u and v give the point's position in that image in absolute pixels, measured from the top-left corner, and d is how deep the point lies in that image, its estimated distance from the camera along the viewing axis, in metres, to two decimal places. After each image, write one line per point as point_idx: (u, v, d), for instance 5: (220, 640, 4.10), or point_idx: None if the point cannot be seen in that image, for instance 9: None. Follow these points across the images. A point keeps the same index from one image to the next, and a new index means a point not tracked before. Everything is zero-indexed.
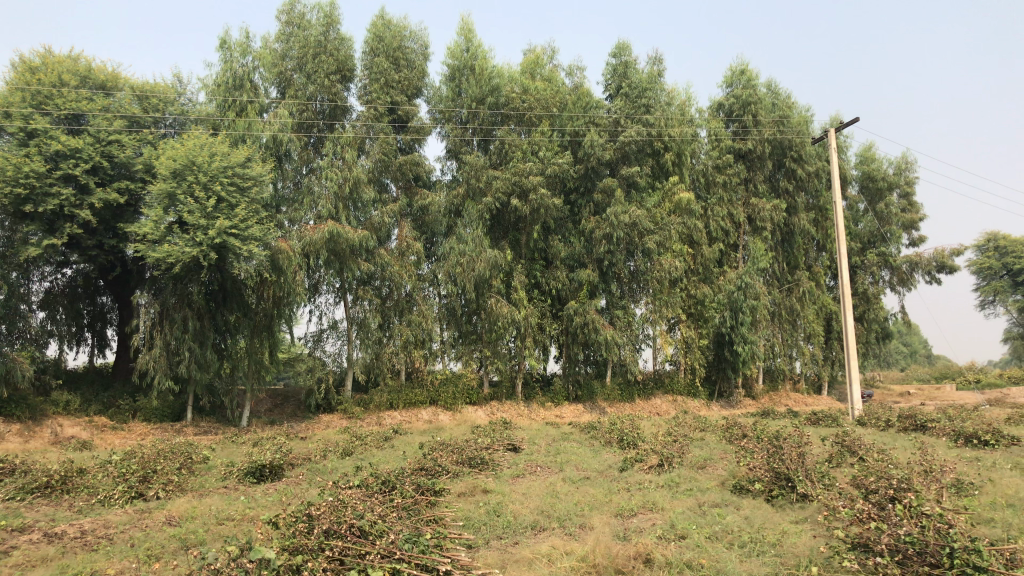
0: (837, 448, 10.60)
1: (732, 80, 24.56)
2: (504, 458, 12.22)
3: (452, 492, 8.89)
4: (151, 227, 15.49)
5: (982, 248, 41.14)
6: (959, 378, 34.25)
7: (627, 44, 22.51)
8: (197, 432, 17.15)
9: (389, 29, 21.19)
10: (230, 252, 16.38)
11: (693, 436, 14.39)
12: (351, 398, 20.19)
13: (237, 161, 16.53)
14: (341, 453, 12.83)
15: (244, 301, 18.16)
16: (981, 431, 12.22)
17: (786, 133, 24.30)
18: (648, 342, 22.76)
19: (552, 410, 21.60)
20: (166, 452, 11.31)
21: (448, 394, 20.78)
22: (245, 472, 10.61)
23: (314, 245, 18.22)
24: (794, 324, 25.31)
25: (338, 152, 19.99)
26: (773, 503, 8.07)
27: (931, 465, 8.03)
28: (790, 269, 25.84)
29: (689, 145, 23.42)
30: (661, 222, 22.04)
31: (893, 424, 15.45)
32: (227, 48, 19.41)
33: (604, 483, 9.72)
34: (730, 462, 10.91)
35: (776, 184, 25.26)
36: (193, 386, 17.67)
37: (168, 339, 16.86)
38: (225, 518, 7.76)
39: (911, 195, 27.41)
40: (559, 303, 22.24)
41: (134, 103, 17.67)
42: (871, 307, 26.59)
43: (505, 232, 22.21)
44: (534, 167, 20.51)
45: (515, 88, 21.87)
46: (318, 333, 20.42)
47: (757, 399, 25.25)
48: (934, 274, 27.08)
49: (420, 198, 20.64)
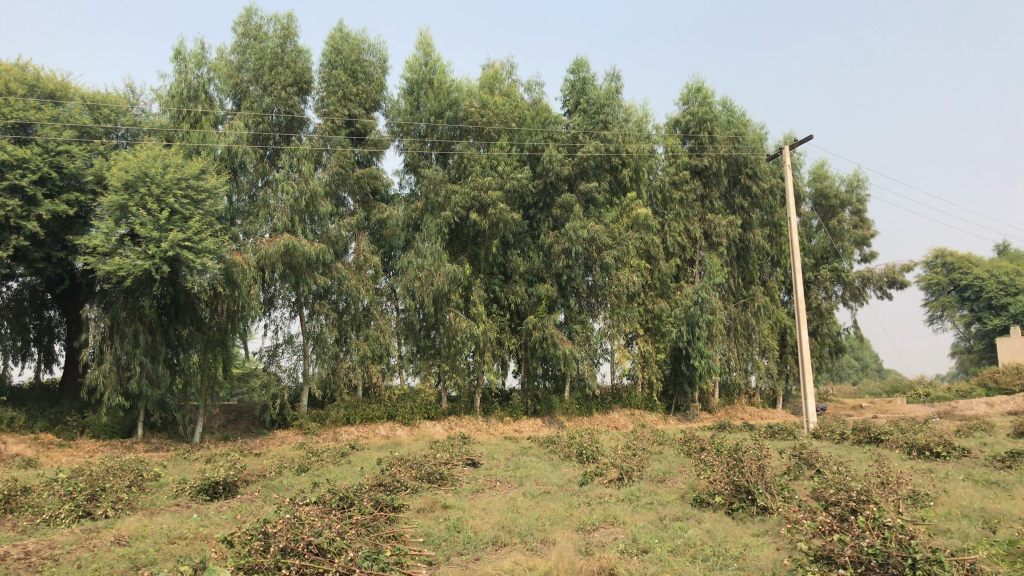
0: (795, 461, 10.69)
1: (688, 98, 24.81)
2: (463, 473, 12.14)
3: (411, 507, 8.76)
4: (101, 239, 15.15)
5: (930, 264, 42.10)
6: (909, 391, 34.93)
7: (585, 60, 22.66)
8: (148, 449, 16.73)
9: (347, 42, 21.08)
10: (184, 265, 16.05)
11: (652, 450, 14.44)
12: (306, 414, 19.92)
13: (191, 173, 16.23)
14: (297, 469, 12.63)
15: (197, 314, 17.82)
16: (933, 443, 12.43)
17: (741, 150, 24.68)
18: (606, 356, 22.79)
19: (510, 425, 21.51)
20: (116, 469, 11.01)
21: (406, 409, 20.54)
22: (198, 489, 10.36)
23: (270, 258, 17.97)
24: (749, 338, 25.58)
25: (295, 165, 19.83)
26: (733, 516, 8.09)
27: (889, 476, 8.11)
28: (745, 284, 26.13)
29: (646, 161, 23.65)
30: (619, 237, 22.22)
31: (847, 437, 15.66)
32: (181, 59, 19.10)
33: (564, 497, 9.67)
34: (689, 475, 10.94)
35: (732, 201, 25.52)
36: (144, 402, 17.27)
37: (119, 354, 16.50)
38: (177, 537, 7.54)
39: (862, 212, 27.98)
40: (518, 317, 22.21)
41: (85, 113, 17.29)
42: (824, 322, 27.00)
43: (464, 246, 22.13)
44: (492, 181, 20.54)
45: (474, 102, 21.83)
46: (273, 348, 20.11)
47: (713, 412, 25.44)
48: (885, 290, 27.59)
49: (378, 212, 20.51)
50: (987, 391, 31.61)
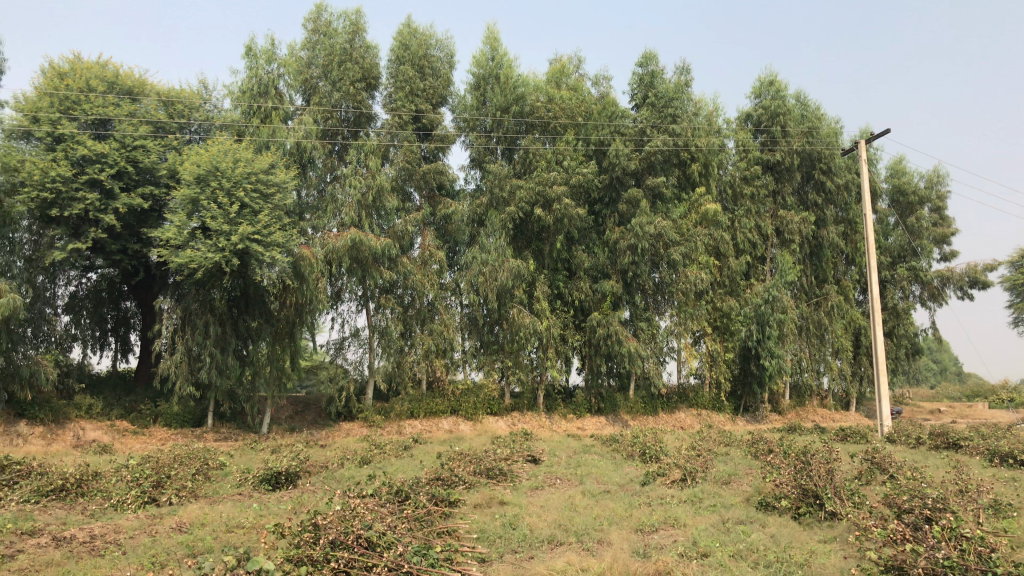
0: (867, 465, 10.27)
1: (760, 91, 24.21)
2: (523, 469, 12.02)
3: (468, 503, 8.67)
4: (174, 232, 15.50)
5: (1015, 265, 40.26)
6: (992, 396, 33.54)
7: (653, 54, 22.26)
8: (217, 438, 17.07)
9: (415, 37, 21.15)
10: (253, 259, 16.26)
11: (717, 451, 14.08)
12: (371, 407, 20.07)
13: (261, 167, 16.48)
14: (359, 461, 12.69)
15: (266, 307, 18.08)
16: (1017, 450, 11.80)
17: (815, 144, 23.83)
18: (672, 355, 22.39)
19: (574, 422, 21.31)
20: (183, 458, 11.20)
21: (469, 404, 20.55)
22: (261, 478, 10.48)
23: (337, 252, 18.18)
24: (822, 339, 24.85)
25: (362, 160, 19.91)
26: (799, 521, 7.78)
27: (967, 485, 7.67)
28: (817, 283, 25.37)
29: (716, 156, 23.13)
30: (687, 234, 21.83)
31: (924, 442, 15.03)
32: (253, 56, 19.47)
33: (624, 497, 9.47)
34: (755, 478, 10.60)
35: (805, 196, 24.85)
36: (214, 392, 17.62)
37: (190, 345, 16.86)
38: (235, 526, 7.60)
39: (942, 209, 26.95)
40: (582, 314, 21.98)
41: (160, 109, 17.66)
42: (901, 323, 26.07)
43: (528, 242, 21.98)
44: (558, 176, 20.36)
45: (540, 97, 21.78)
46: (340, 341, 20.31)
47: (783, 414, 24.78)
48: (966, 290, 26.52)
49: (444, 208, 20.56)
50: None
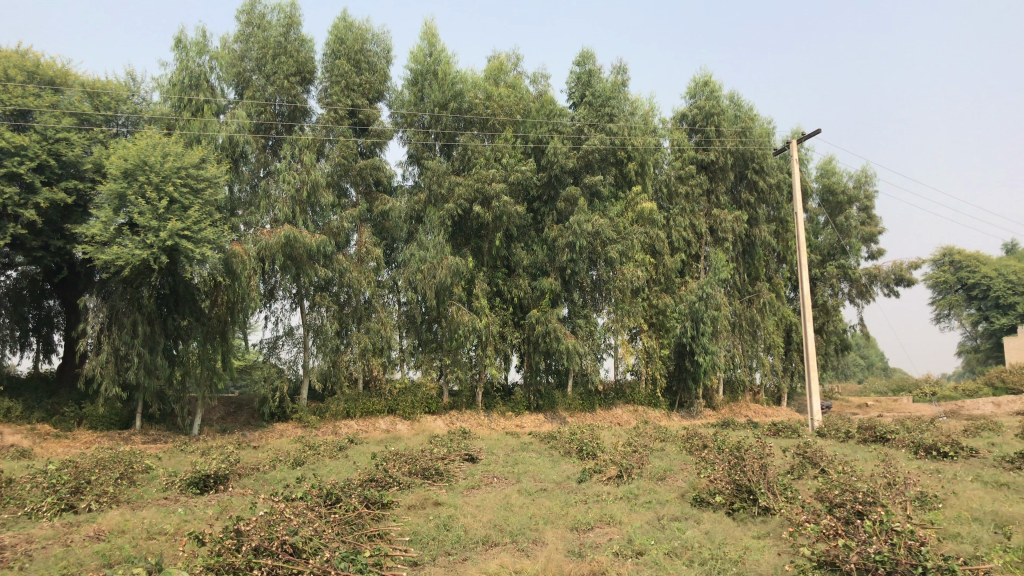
0: (799, 459, 10.42)
1: (695, 92, 24.56)
2: (461, 468, 11.92)
3: (401, 504, 8.51)
4: (99, 228, 14.94)
5: (938, 263, 41.72)
6: (915, 390, 34.64)
7: (591, 53, 22.35)
8: (146, 441, 16.52)
9: (351, 31, 20.80)
10: (182, 255, 15.78)
11: (653, 446, 14.18)
12: (306, 407, 19.71)
13: (191, 162, 15.94)
14: (292, 463, 12.40)
15: (197, 305, 17.59)
16: (940, 442, 12.14)
17: (748, 144, 24.25)
18: (610, 351, 22.50)
19: (512, 420, 21.24)
20: (106, 462, 10.77)
21: (407, 403, 20.33)
22: (188, 482, 10.13)
23: (270, 249, 17.78)
24: (754, 335, 25.27)
25: (297, 155, 19.56)
26: (733, 516, 7.83)
27: (895, 478, 7.78)
28: (750, 281, 25.78)
29: (652, 155, 23.31)
30: (624, 232, 21.94)
31: (852, 435, 15.37)
32: (182, 48, 18.86)
33: (561, 495, 9.41)
34: (690, 473, 10.68)
35: (738, 196, 25.24)
36: (142, 393, 17.06)
37: (117, 344, 16.28)
38: (157, 533, 7.31)
39: (870, 209, 27.67)
40: (521, 311, 21.97)
41: (84, 101, 16.99)
42: (830, 319, 26.68)
43: (467, 239, 21.85)
44: (497, 173, 20.23)
45: (479, 94, 21.59)
46: (273, 340, 19.90)
47: (717, 409, 25.11)
48: (892, 287, 27.22)
49: (381, 204, 20.27)
50: (993, 391, 31.28)
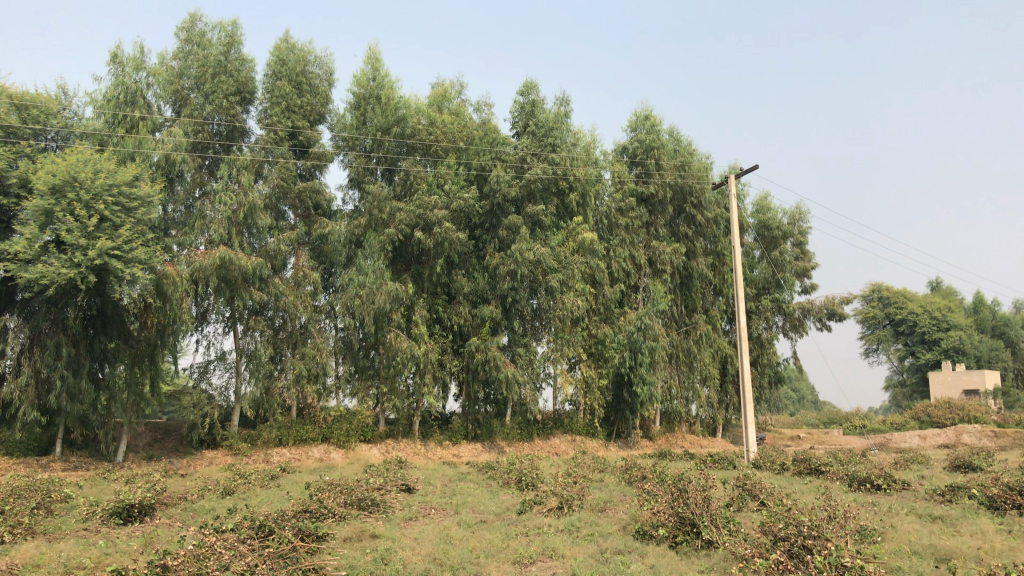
0: (738, 492, 10.43)
1: (636, 125, 24.90)
2: (397, 498, 11.61)
3: (337, 536, 8.24)
4: (23, 245, 14.33)
5: (867, 298, 42.88)
6: (846, 422, 35.30)
7: (535, 83, 22.49)
8: (66, 468, 15.79)
9: (293, 53, 20.55)
10: (112, 275, 15.23)
11: (592, 477, 14.06)
12: (237, 434, 19.03)
13: (124, 179, 15.42)
14: (221, 492, 11.95)
15: (125, 328, 16.90)
16: (874, 475, 12.31)
17: (686, 178, 24.73)
18: (548, 381, 22.42)
19: (449, 449, 20.94)
20: (21, 490, 10.21)
21: (342, 432, 19.80)
22: (110, 512, 9.64)
23: (204, 271, 17.32)
24: (690, 366, 25.45)
25: (234, 175, 19.12)
26: (677, 550, 7.76)
27: (836, 511, 7.80)
28: (687, 312, 26.07)
29: (593, 186, 23.50)
30: (564, 261, 21.97)
31: (788, 467, 15.52)
32: (119, 62, 18.39)
33: (501, 527, 9.21)
34: (631, 505, 10.59)
35: (676, 229, 25.58)
36: (63, 418, 16.33)
37: (39, 367, 15.58)
38: (76, 567, 6.91)
39: (804, 244, 28.32)
40: (460, 339, 21.76)
41: (11, 113, 16.28)
42: (764, 352, 27.11)
43: (408, 265, 21.54)
44: (439, 200, 20.12)
45: (422, 120, 21.27)
46: (204, 365, 19.26)
47: (654, 440, 25.19)
48: (824, 321, 27.78)
49: (320, 227, 19.93)
50: (920, 425, 32.08)
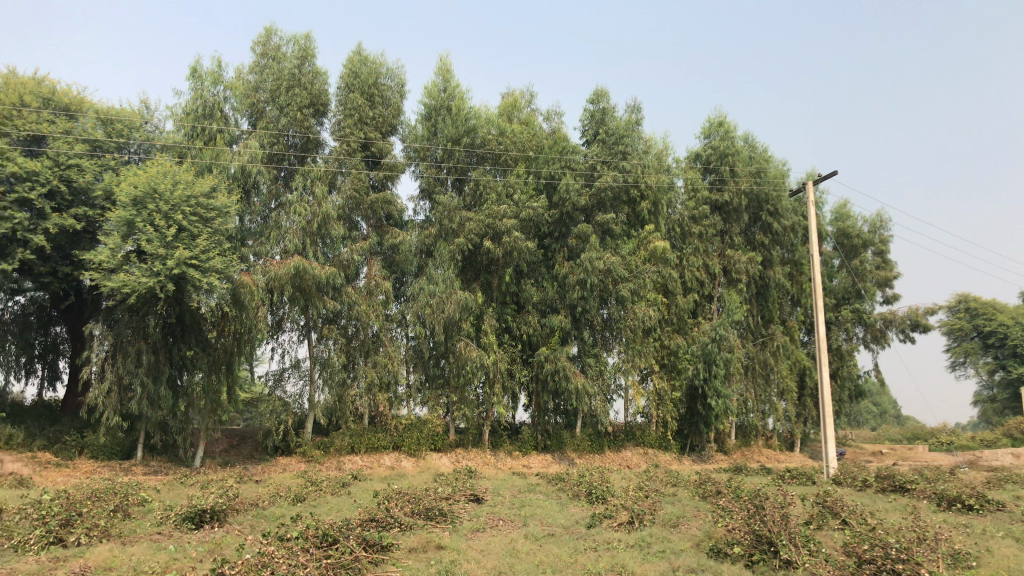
0: (817, 509, 9.98)
1: (710, 132, 24.30)
2: (465, 508, 11.48)
3: (402, 547, 8.13)
4: (107, 255, 14.74)
5: (953, 310, 41.16)
6: (932, 438, 33.85)
7: (606, 91, 22.22)
8: (146, 472, 16.14)
9: (365, 65, 20.80)
10: (190, 284, 15.51)
11: (664, 491, 13.69)
12: (310, 441, 19.24)
13: (202, 190, 15.74)
14: (292, 498, 12.02)
15: (203, 335, 17.29)
16: (964, 494, 11.68)
17: (762, 185, 23.93)
18: (619, 392, 21.99)
19: (519, 459, 20.75)
20: (101, 493, 10.41)
21: (412, 440, 19.81)
22: (183, 517, 9.73)
23: (279, 280, 17.57)
24: (767, 379, 24.72)
25: (308, 187, 19.33)
26: (753, 570, 7.41)
27: (925, 532, 7.36)
28: (764, 323, 25.38)
29: (666, 194, 23.07)
30: (635, 270, 21.62)
31: (870, 484, 14.86)
32: (197, 77, 18.81)
33: (569, 541, 8.97)
34: (704, 521, 10.25)
35: (751, 237, 24.91)
36: (144, 424, 16.71)
37: (121, 373, 15.95)
38: (145, 571, 6.94)
39: (885, 253, 27.27)
40: (530, 349, 21.48)
41: (98, 128, 16.87)
42: (845, 364, 26.19)
43: (477, 274, 21.60)
44: (508, 209, 20.00)
45: (492, 130, 21.38)
46: (279, 372, 19.54)
47: (729, 454, 24.51)
48: (908, 333, 26.70)
49: (391, 237, 20.02)
50: (1012, 442, 30.57)
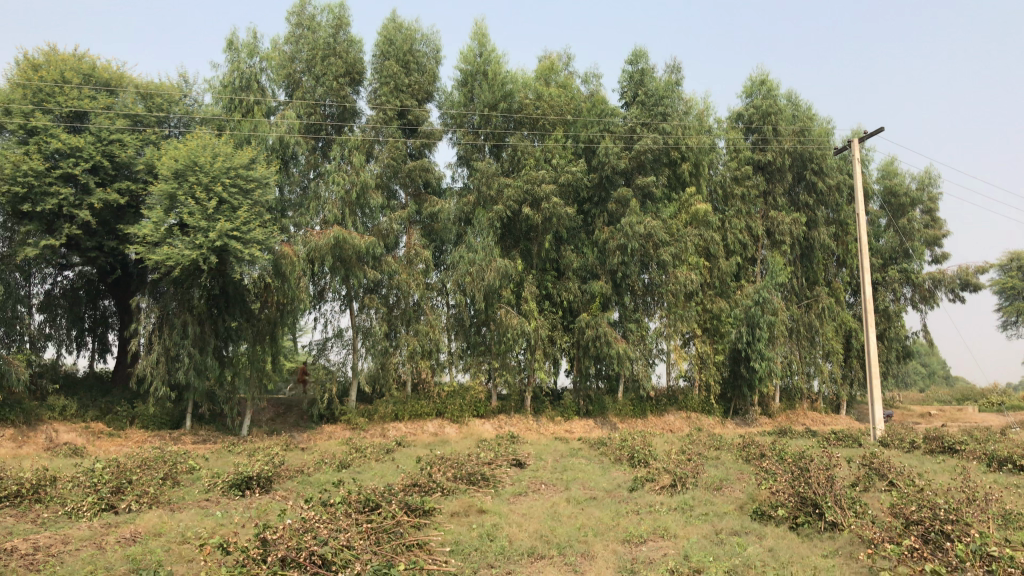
0: (864, 471, 9.82)
1: (752, 90, 23.92)
2: (508, 473, 11.52)
3: (444, 511, 8.18)
4: (150, 229, 14.94)
5: (1005, 268, 40.00)
6: (982, 399, 33.19)
7: (644, 51, 21.81)
8: (196, 440, 16.49)
9: (401, 32, 20.58)
10: (232, 256, 15.64)
11: (707, 455, 13.59)
12: (355, 409, 19.52)
13: (241, 162, 15.86)
14: (337, 465, 12.19)
15: (247, 306, 17.47)
16: (1016, 455, 11.42)
17: (806, 144, 23.47)
18: (662, 357, 21.92)
19: (561, 425, 20.78)
20: (151, 461, 10.63)
21: (455, 406, 19.98)
22: (230, 483, 9.92)
23: (319, 250, 17.66)
24: (812, 341, 24.35)
25: (346, 156, 19.40)
26: (798, 532, 7.33)
27: (975, 492, 7.20)
28: (809, 285, 24.96)
29: (706, 156, 22.69)
30: (676, 234, 21.36)
31: (918, 446, 14.59)
32: (234, 49, 18.85)
33: (611, 505, 8.96)
34: (748, 484, 10.17)
35: (796, 198, 24.35)
36: (192, 394, 17.02)
37: (168, 345, 16.28)
38: (191, 537, 7.10)
39: (934, 211, 26.60)
40: (571, 315, 21.44)
41: (138, 103, 17.02)
42: (892, 325, 25.69)
43: (516, 242, 21.48)
44: (547, 174, 19.84)
45: (529, 94, 21.29)
46: (323, 341, 19.76)
47: (773, 417, 24.29)
48: (957, 292, 26.09)
49: (430, 206, 19.99)
50: None
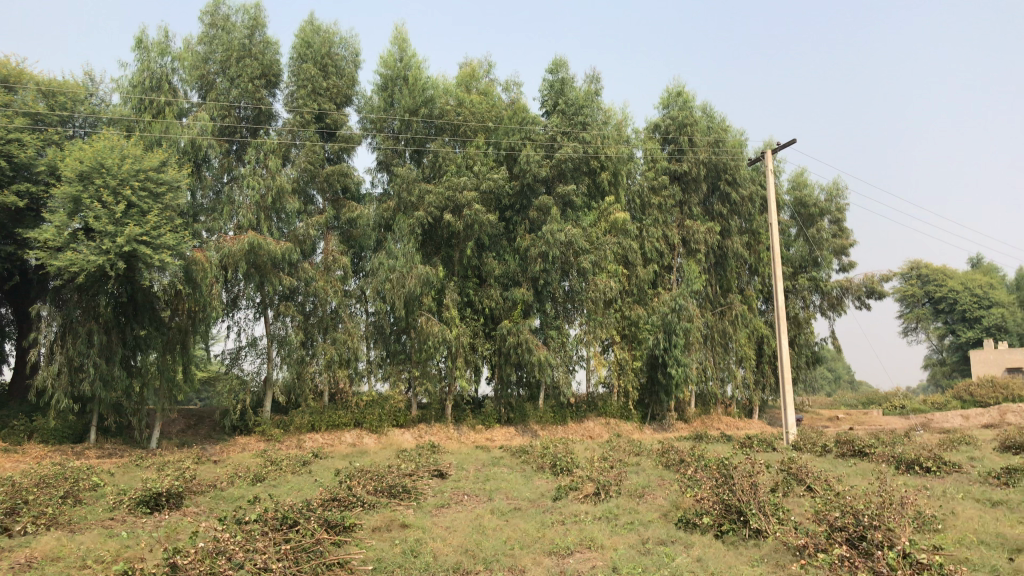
0: (783, 476, 9.97)
1: (668, 102, 24.33)
2: (429, 484, 11.34)
3: (366, 527, 7.93)
4: (52, 233, 14.17)
5: (906, 276, 41.66)
6: (886, 403, 34.48)
7: (564, 61, 21.84)
8: (100, 455, 15.72)
9: (319, 34, 20.23)
10: (141, 262, 14.97)
11: (628, 462, 13.65)
12: (269, 420, 18.97)
13: (151, 164, 15.22)
14: (251, 479, 11.77)
15: (156, 314, 16.74)
16: (923, 457, 11.81)
17: (721, 155, 23.96)
18: (582, 364, 21.99)
19: (482, 433, 20.64)
20: (49, 479, 10.02)
21: (374, 416, 19.65)
22: (137, 501, 9.40)
23: (233, 256, 17.08)
24: (726, 347, 24.87)
25: (261, 160, 18.81)
26: (724, 540, 7.35)
27: (892, 496, 7.38)
28: (722, 292, 25.53)
29: (625, 165, 22.97)
30: (596, 242, 21.52)
31: (830, 449, 14.97)
32: (143, 47, 18.13)
33: (535, 515, 8.85)
34: (669, 490, 10.21)
35: (710, 207, 24.85)
36: (96, 406, 16.20)
37: (72, 355, 15.40)
38: (94, 560, 6.68)
39: (841, 221, 27.56)
40: (492, 322, 21.35)
41: (39, 101, 16.20)
42: (802, 332, 26.47)
43: (438, 248, 21.29)
44: (469, 181, 19.71)
45: (450, 100, 21.08)
46: (236, 351, 19.12)
47: (690, 422, 24.67)
48: (863, 299, 27.05)
49: (349, 211, 19.63)
50: (961, 403, 31.23)
